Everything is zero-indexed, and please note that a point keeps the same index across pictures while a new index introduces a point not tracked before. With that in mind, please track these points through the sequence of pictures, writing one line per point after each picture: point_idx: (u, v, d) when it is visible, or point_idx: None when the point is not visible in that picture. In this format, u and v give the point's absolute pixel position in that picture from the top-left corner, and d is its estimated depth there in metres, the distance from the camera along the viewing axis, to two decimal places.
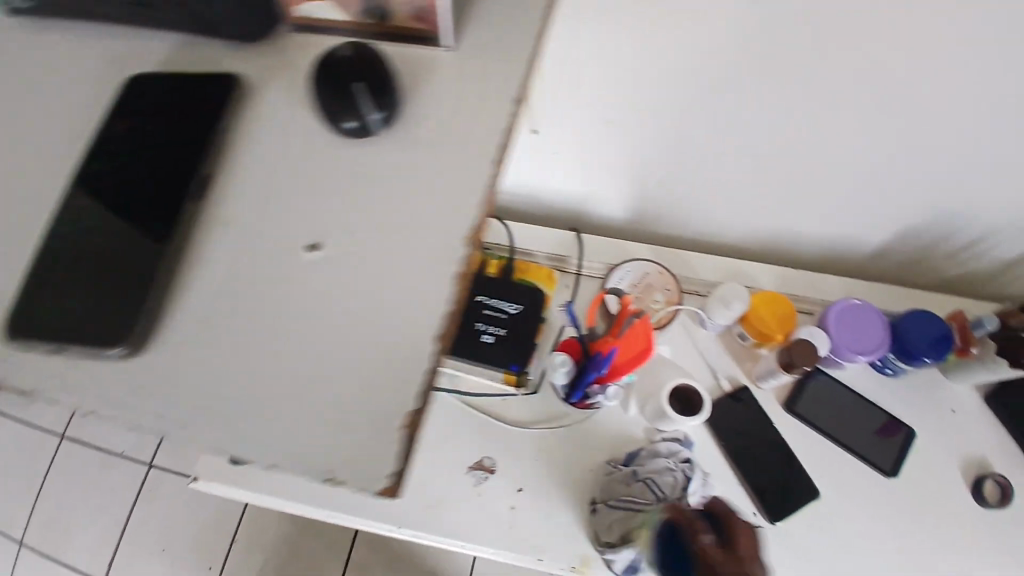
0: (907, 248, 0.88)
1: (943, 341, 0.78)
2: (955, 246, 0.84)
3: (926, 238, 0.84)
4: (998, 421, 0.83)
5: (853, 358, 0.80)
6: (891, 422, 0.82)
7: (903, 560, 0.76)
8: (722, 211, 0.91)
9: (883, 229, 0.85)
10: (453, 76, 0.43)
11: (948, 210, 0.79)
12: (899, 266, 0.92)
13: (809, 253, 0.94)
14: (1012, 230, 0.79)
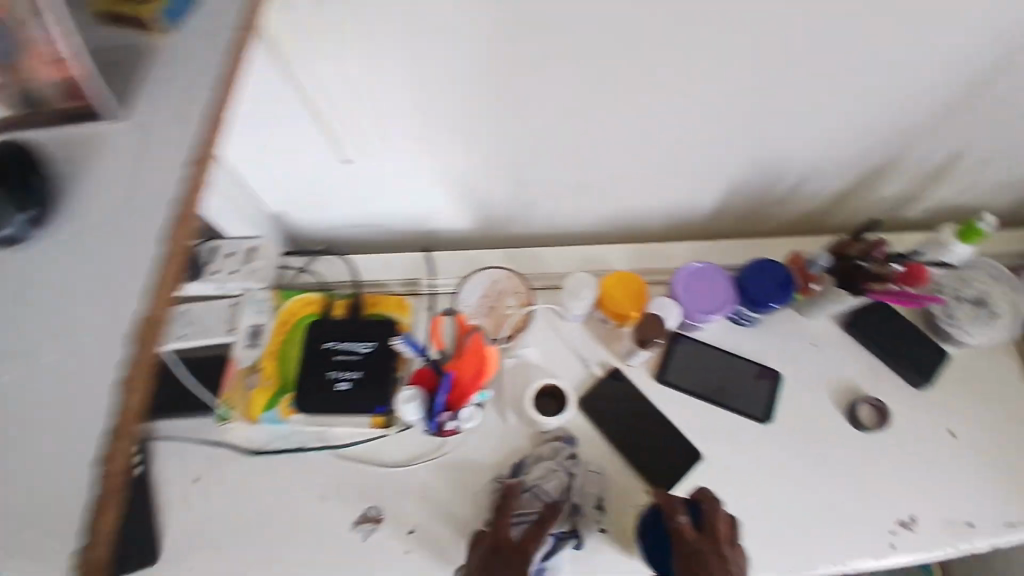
0: (738, 201, 0.90)
1: (784, 284, 0.83)
2: (777, 188, 0.87)
3: (747, 188, 0.87)
4: (854, 348, 0.87)
5: (706, 319, 0.85)
6: (756, 372, 0.86)
7: (789, 500, 0.79)
8: (567, 207, 0.92)
9: (709, 187, 0.87)
10: (182, 172, 0.43)
11: (757, 159, 0.82)
12: (739, 224, 0.95)
13: (656, 226, 0.96)
14: (819, 168, 0.84)
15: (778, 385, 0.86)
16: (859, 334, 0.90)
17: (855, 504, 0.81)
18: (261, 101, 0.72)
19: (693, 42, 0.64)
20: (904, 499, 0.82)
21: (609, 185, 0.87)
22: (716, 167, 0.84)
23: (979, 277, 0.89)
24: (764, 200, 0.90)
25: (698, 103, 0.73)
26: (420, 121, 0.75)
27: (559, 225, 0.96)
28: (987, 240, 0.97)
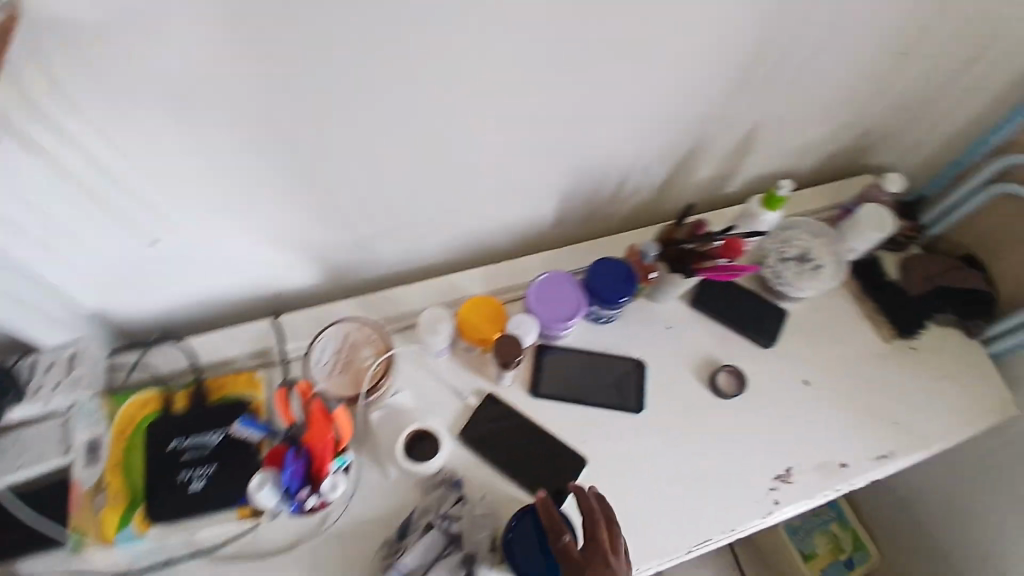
0: (566, 207, 0.97)
1: (625, 280, 0.92)
2: (592, 190, 0.94)
3: (572, 193, 0.94)
4: (696, 324, 1.00)
5: (562, 326, 0.90)
6: (620, 368, 0.95)
7: (670, 476, 0.88)
8: (416, 247, 0.94)
9: (535, 201, 0.93)
10: None
11: (571, 167, 0.89)
12: (576, 224, 1.03)
13: (502, 247, 1.01)
14: (626, 165, 0.92)
15: (643, 376, 0.94)
16: (706, 312, 1.01)
17: (729, 466, 0.90)
18: (9, 199, 0.62)
19: (488, 78, 0.69)
20: (770, 452, 0.92)
21: (451, 219, 0.90)
22: (543, 183, 0.90)
23: (799, 236, 1.02)
24: (591, 203, 0.98)
25: (511, 133, 0.78)
26: (232, 196, 0.73)
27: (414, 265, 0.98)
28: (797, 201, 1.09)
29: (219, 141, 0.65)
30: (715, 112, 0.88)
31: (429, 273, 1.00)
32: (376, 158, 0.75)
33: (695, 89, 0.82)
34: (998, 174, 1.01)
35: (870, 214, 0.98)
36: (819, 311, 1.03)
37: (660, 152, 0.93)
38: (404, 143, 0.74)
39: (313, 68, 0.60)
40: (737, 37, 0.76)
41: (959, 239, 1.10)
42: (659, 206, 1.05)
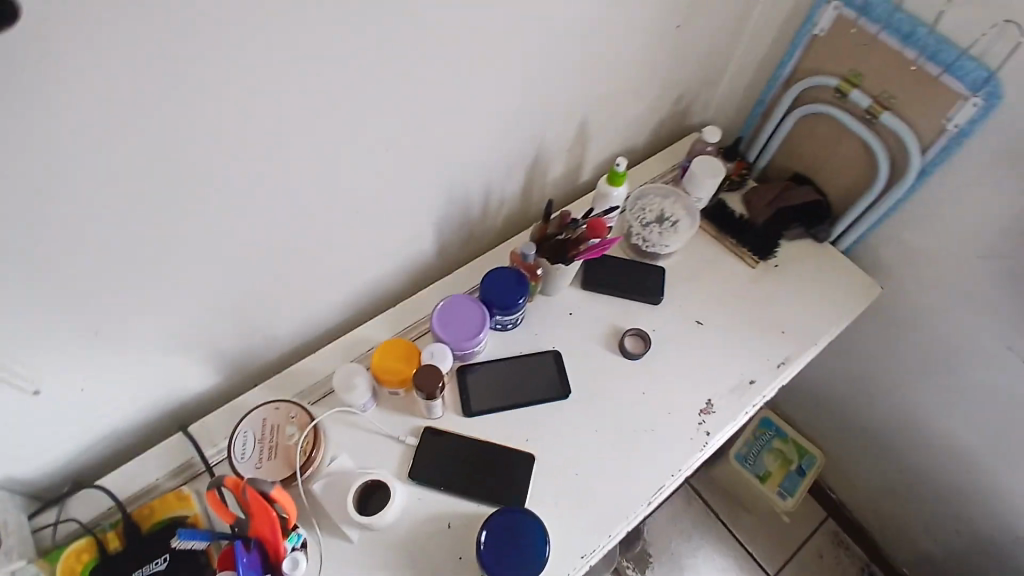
0: (437, 234, 1.04)
1: (517, 285, 0.99)
2: (452, 210, 1.02)
3: (436, 220, 1.02)
4: (589, 303, 1.09)
5: (474, 342, 0.95)
6: (539, 362, 1.01)
7: (608, 443, 0.95)
8: (318, 307, 0.98)
9: (406, 237, 0.99)
10: None
11: (430, 196, 0.96)
12: (459, 244, 1.11)
13: (398, 282, 1.07)
14: (477, 180, 1.01)
15: (562, 366, 1.01)
16: (598, 290, 1.10)
17: (657, 416, 0.98)
18: None
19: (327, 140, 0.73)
20: (688, 392, 1.01)
21: (344, 271, 0.96)
22: (416, 216, 0.98)
23: (652, 201, 1.16)
24: (464, 217, 1.06)
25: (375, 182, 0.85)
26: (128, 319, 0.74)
27: (320, 325, 1.01)
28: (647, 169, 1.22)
29: (104, 275, 0.67)
30: (540, 117, 0.99)
31: (337, 329, 1.04)
32: (257, 240, 0.78)
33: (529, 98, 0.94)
34: (793, 101, 1.17)
35: (702, 166, 1.13)
36: (689, 259, 1.15)
37: (512, 159, 1.03)
38: (267, 220, 0.77)
39: (157, 188, 0.64)
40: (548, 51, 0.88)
41: (784, 165, 1.26)
42: (527, 204, 1.16)
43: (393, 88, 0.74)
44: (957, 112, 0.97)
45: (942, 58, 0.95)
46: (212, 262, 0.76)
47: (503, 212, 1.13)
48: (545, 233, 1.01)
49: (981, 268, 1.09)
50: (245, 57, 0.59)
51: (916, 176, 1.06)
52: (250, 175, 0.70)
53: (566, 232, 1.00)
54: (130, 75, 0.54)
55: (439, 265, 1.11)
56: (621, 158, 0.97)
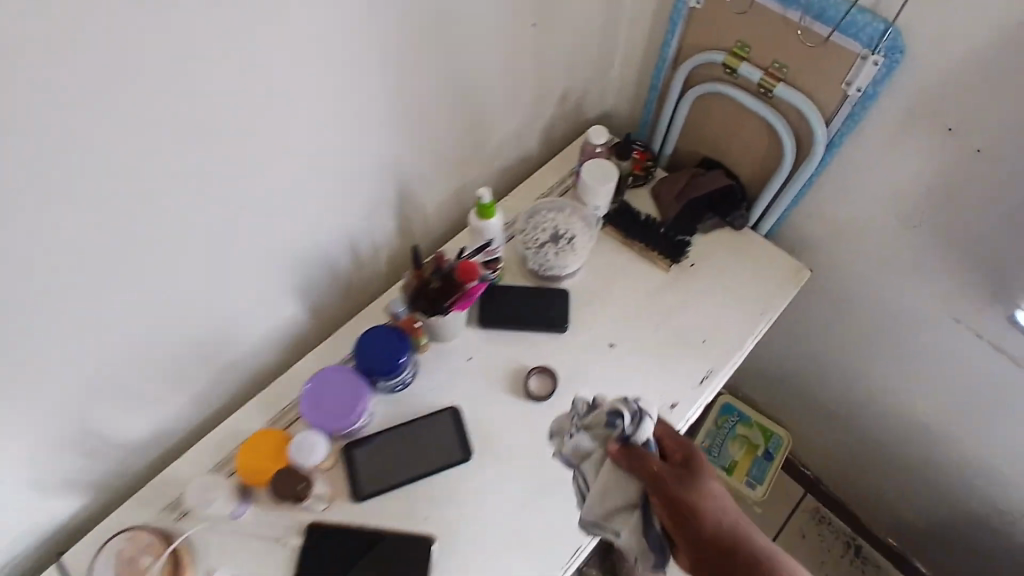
0: (309, 300, 0.95)
1: (392, 348, 0.89)
2: (319, 273, 0.93)
3: (303, 287, 0.92)
4: (488, 344, 0.99)
5: (352, 420, 0.87)
6: (432, 425, 0.91)
7: (517, 506, 0.87)
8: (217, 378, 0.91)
9: (272, 312, 0.90)
10: None
11: (284, 265, 0.86)
12: (357, 290, 1.02)
13: (299, 339, 0.99)
14: (338, 237, 0.91)
15: (461, 422, 0.91)
16: (498, 327, 1.00)
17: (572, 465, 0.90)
18: None
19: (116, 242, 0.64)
20: None
21: (220, 352, 0.87)
22: (278, 287, 0.88)
23: (545, 218, 1.04)
24: (355, 259, 0.97)
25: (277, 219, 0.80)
26: (117, 334, 0.71)
27: (222, 400, 0.94)
28: (536, 179, 1.11)
29: (102, 279, 0.65)
30: (395, 155, 0.89)
31: (237, 402, 0.96)
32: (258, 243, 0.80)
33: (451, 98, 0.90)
34: (684, 82, 1.05)
35: (589, 174, 1.02)
36: (595, 275, 1.05)
37: (427, 174, 0.98)
38: (75, 337, 0.67)
39: None
40: (472, 41, 0.85)
41: (690, 150, 1.14)
42: (433, 230, 1.08)
43: (200, 161, 0.65)
44: (854, 75, 0.85)
45: (830, 16, 0.83)
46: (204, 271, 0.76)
47: (385, 261, 1.03)
48: (413, 283, 0.90)
49: (910, 242, 0.98)
50: (245, 58, 0.62)
51: (823, 149, 0.94)
52: (242, 182, 0.72)
53: (435, 278, 0.89)
54: (145, 73, 0.56)
55: (336, 317, 1.02)
56: (484, 190, 0.86)
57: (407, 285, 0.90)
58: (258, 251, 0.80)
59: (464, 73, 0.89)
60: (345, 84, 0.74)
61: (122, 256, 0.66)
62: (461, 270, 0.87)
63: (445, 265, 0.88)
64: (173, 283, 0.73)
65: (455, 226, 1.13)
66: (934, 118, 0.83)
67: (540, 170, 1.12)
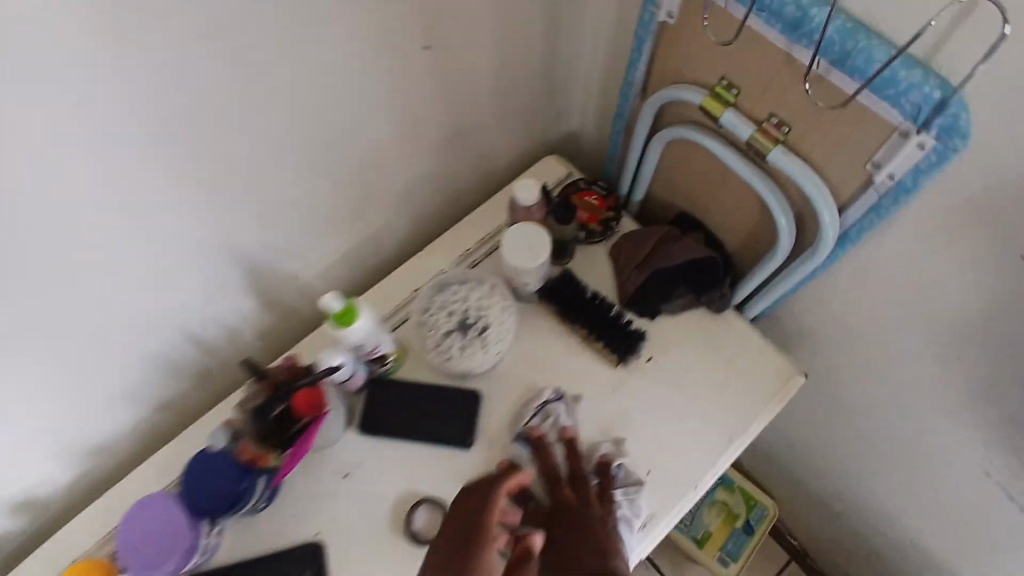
0: (167, 386, 0.80)
1: (228, 479, 0.71)
2: (174, 359, 0.77)
3: (154, 376, 0.77)
4: (373, 456, 0.79)
5: (184, 561, 0.72)
6: (287, 562, 0.75)
7: None
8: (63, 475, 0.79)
9: (118, 405, 0.76)
10: None
11: (117, 360, 0.71)
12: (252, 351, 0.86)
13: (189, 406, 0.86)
14: (186, 321, 0.74)
15: (323, 562, 0.76)
16: (387, 437, 0.79)
17: None
18: None
19: None
20: None
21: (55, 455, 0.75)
22: (119, 382, 0.74)
23: (453, 296, 0.80)
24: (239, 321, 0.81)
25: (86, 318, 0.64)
26: (116, 334, 0.68)
27: (102, 468, 0.83)
28: (455, 234, 0.87)
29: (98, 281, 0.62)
30: (245, 224, 0.70)
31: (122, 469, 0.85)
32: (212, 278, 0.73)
33: (356, 127, 0.71)
34: (652, 121, 0.76)
35: (512, 248, 0.76)
36: (516, 370, 0.82)
37: (338, 215, 0.79)
38: None
39: None
40: (378, 57, 0.66)
41: (664, 201, 0.87)
42: (346, 281, 0.90)
43: None
44: (887, 154, 0.55)
45: (853, 62, 0.52)
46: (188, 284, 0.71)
47: (267, 334, 0.86)
48: (254, 399, 0.70)
49: (939, 369, 0.72)
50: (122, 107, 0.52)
51: (834, 242, 0.66)
52: (228, 194, 0.66)
53: (279, 401, 0.69)
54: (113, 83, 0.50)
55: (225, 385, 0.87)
56: (330, 298, 0.62)
57: (247, 401, 0.70)
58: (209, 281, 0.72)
59: (372, 98, 0.69)
60: (204, 134, 0.58)
61: (122, 256, 0.62)
62: (300, 403, 0.66)
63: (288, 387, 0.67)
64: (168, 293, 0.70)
65: (364, 285, 0.93)
66: (996, 234, 0.54)
67: (465, 221, 0.88)
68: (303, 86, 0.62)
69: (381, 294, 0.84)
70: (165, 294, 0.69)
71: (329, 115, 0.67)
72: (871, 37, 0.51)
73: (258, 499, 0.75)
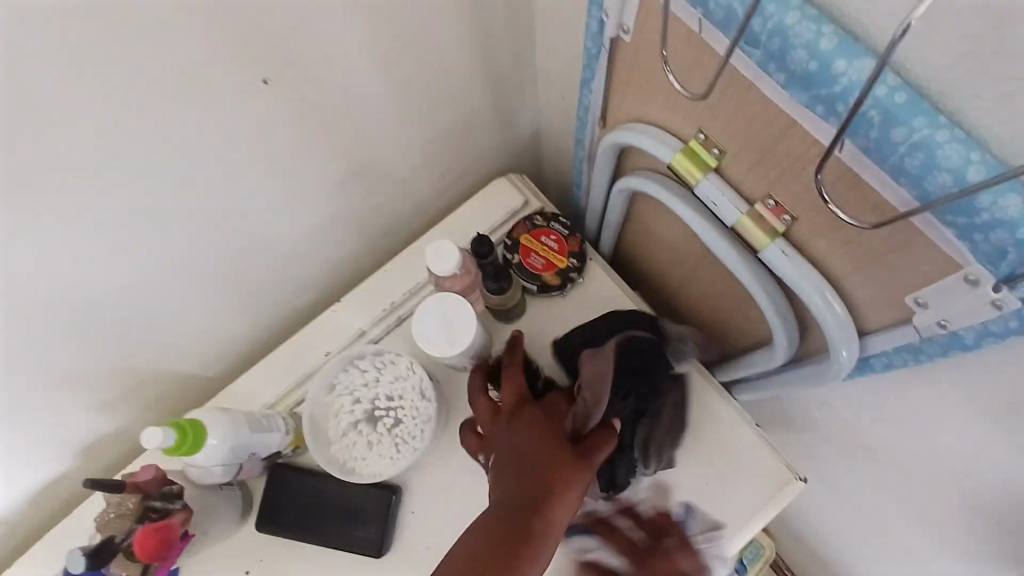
0: (24, 495, 0.67)
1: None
2: (25, 467, 0.64)
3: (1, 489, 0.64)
4: (273, 558, 0.67)
5: None
6: None
7: None
8: None
9: None
10: None
11: None
12: (144, 425, 0.73)
13: (69, 492, 0.72)
14: (33, 427, 0.61)
15: None
16: (290, 534, 0.66)
17: None
18: None
19: None
20: None
21: None
22: None
23: (360, 376, 0.64)
24: (112, 402, 0.67)
25: None
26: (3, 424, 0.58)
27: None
28: (377, 282, 0.71)
29: None
30: (76, 314, 0.55)
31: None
32: (75, 365, 0.59)
33: (218, 163, 0.54)
34: (616, 161, 0.56)
35: (423, 332, 0.60)
36: (442, 460, 0.66)
37: (213, 266, 0.63)
38: None
39: None
40: (236, 77, 0.49)
41: (642, 248, 0.67)
42: (243, 332, 0.74)
43: None
44: (937, 298, 0.36)
45: (901, 160, 0.32)
46: (67, 363, 0.58)
47: (145, 421, 0.73)
48: (123, 514, 0.60)
49: (965, 522, 0.53)
50: None
51: (849, 369, 0.47)
52: (103, 254, 0.52)
53: (135, 526, 0.60)
54: None
55: (108, 464, 0.73)
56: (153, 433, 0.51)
57: (113, 513, 0.60)
58: (69, 370, 0.59)
59: (228, 127, 0.52)
60: None
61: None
62: (148, 542, 0.57)
63: (144, 513, 0.59)
64: (46, 378, 0.57)
65: (262, 347, 0.79)
66: None
67: (392, 266, 0.72)
68: (130, 130, 0.46)
69: (285, 358, 0.70)
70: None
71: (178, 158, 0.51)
72: (941, 122, 0.30)
73: None
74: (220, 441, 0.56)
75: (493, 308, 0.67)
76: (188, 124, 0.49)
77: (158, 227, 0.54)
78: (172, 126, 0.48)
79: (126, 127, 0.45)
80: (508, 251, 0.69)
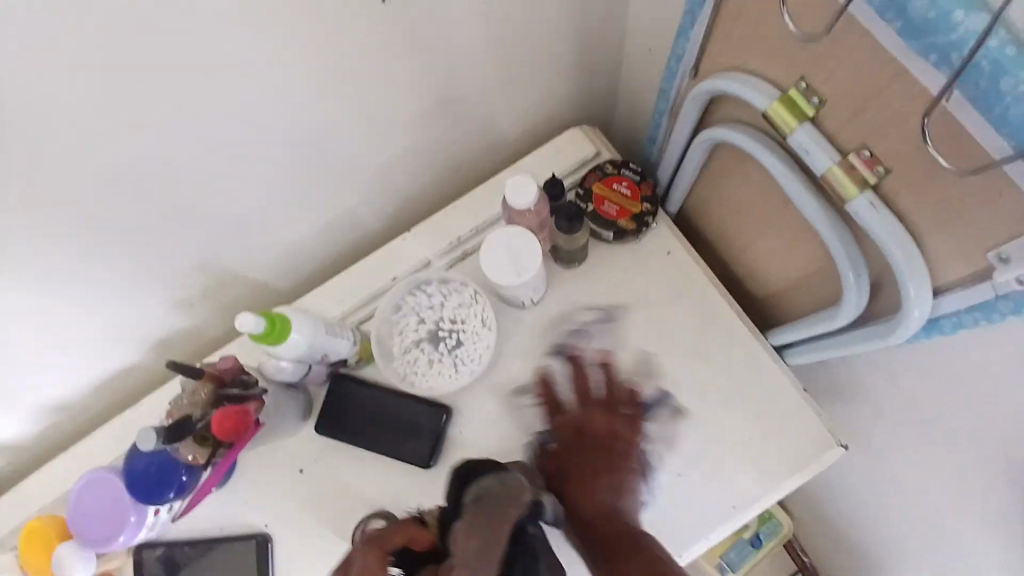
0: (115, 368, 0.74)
1: (163, 472, 0.63)
2: (120, 340, 0.70)
3: (97, 357, 0.70)
4: (329, 457, 0.72)
5: (123, 538, 0.67)
6: (233, 548, 0.70)
7: None
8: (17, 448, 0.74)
9: (64, 385, 0.70)
10: None
11: (61, 342, 0.64)
12: (224, 324, 0.79)
13: (153, 375, 0.79)
14: (135, 304, 0.67)
15: (268, 559, 0.69)
16: (347, 442, 0.71)
17: None
18: None
19: None
20: None
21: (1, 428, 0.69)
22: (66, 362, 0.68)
23: (426, 297, 0.68)
24: (202, 295, 0.72)
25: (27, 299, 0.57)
26: (115, 295, 0.64)
27: (54, 436, 0.76)
28: (448, 212, 0.74)
29: (88, 237, 0.56)
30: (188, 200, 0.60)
31: (78, 437, 0.79)
32: (178, 252, 0.64)
33: (329, 78, 0.58)
34: (702, 112, 0.58)
35: (492, 262, 0.63)
36: (493, 389, 0.70)
37: (305, 179, 0.68)
38: None
39: None
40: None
41: (708, 206, 0.69)
42: (315, 250, 0.79)
43: None
44: (1023, 253, 0.37)
45: (1004, 112, 0.33)
46: (172, 247, 0.63)
47: (226, 320, 0.78)
48: (196, 402, 0.64)
49: (1000, 494, 0.55)
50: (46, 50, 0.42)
51: (916, 328, 0.48)
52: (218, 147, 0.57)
53: (208, 412, 0.64)
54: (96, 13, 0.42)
55: (187, 356, 0.79)
56: (249, 320, 0.55)
57: (187, 400, 0.64)
58: (173, 255, 0.64)
59: (336, 43, 0.55)
60: (131, 91, 0.47)
61: (113, 210, 0.55)
62: (219, 426, 0.61)
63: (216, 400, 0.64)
64: (154, 258, 0.63)
65: (334, 267, 0.83)
66: None
67: (462, 201, 0.74)
68: (265, 33, 0.50)
69: (356, 276, 0.73)
70: (115, 270, 0.61)
71: (288, 66, 0.54)
72: None
73: (199, 493, 0.68)
74: (302, 335, 0.61)
75: (558, 250, 0.70)
76: (311, 35, 0.53)
77: (271, 123, 0.58)
78: (298, 34, 0.52)
79: (262, 29, 0.50)
80: (581, 198, 0.71)
